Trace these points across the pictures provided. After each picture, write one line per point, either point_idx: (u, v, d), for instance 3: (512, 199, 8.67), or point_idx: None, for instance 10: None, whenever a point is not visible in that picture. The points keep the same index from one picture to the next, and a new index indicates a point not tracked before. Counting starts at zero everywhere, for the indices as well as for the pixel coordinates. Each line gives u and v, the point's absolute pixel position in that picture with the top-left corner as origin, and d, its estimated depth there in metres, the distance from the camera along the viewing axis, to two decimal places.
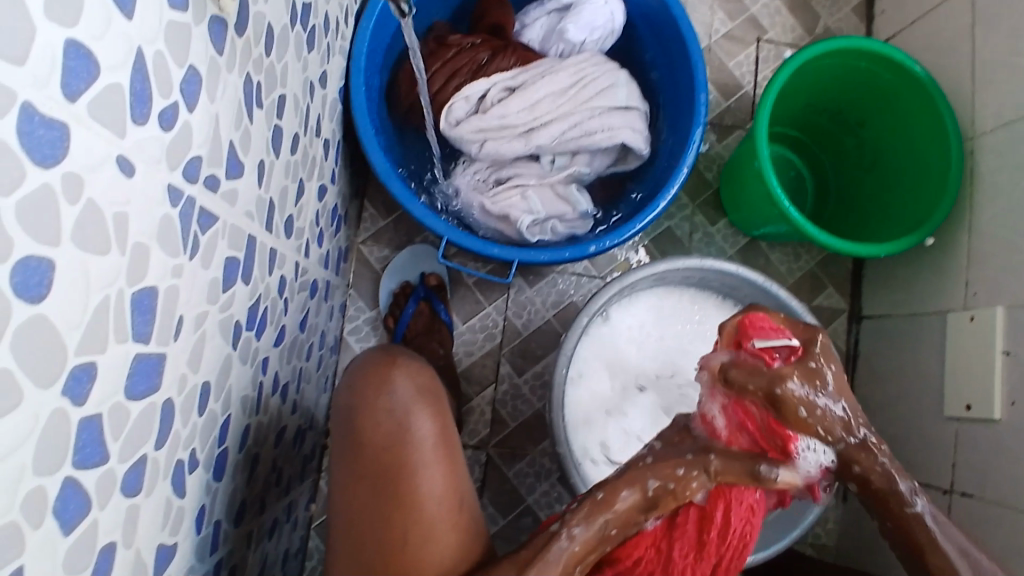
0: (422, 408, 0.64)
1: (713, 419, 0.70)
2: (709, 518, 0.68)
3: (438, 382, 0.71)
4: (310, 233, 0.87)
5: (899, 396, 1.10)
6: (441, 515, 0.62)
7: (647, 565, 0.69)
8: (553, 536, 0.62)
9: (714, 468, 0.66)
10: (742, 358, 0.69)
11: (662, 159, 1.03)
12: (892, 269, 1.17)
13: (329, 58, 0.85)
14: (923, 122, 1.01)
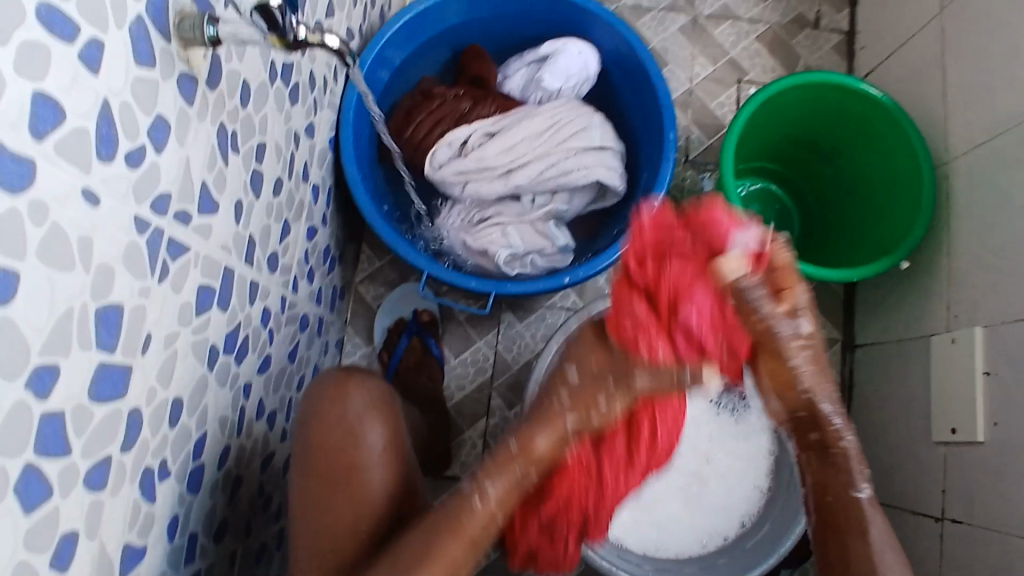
0: (373, 419, 0.73)
1: (634, 316, 0.64)
2: (638, 432, 0.77)
3: (388, 391, 0.79)
4: (299, 270, 0.94)
5: (890, 423, 1.10)
6: (384, 509, 0.72)
7: (580, 487, 0.75)
8: (466, 498, 0.67)
9: (637, 388, 0.64)
10: (701, 254, 0.62)
11: (637, 195, 1.08)
12: (881, 296, 1.17)
13: (316, 111, 0.94)
14: (893, 150, 1.04)
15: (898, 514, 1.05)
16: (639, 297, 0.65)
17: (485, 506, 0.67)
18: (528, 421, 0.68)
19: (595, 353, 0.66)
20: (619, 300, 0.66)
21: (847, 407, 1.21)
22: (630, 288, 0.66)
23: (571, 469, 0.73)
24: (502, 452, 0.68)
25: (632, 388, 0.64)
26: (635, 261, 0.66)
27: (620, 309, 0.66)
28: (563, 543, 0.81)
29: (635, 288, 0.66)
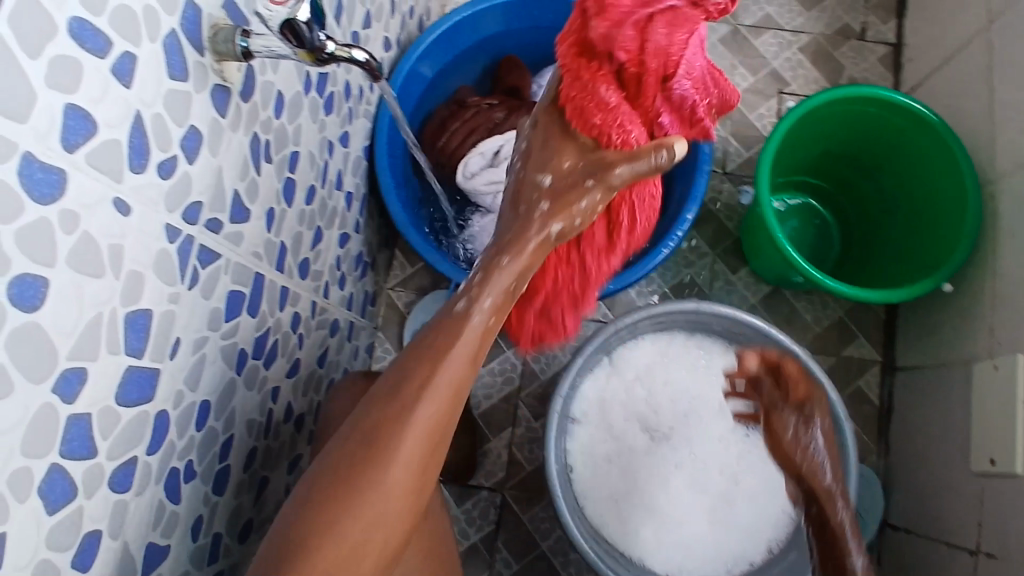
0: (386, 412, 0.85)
1: (609, 98, 0.70)
2: (620, 225, 0.78)
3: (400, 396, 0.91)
4: (331, 275, 0.95)
5: (927, 450, 1.07)
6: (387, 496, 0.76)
7: (563, 285, 0.77)
8: (461, 317, 0.61)
9: (617, 182, 0.66)
10: (665, 14, 0.69)
11: (671, 209, 1.07)
12: (924, 317, 1.14)
13: (351, 119, 0.95)
14: (932, 162, 1.02)
15: (935, 545, 1.01)
16: (611, 78, 0.71)
17: (480, 319, 0.61)
18: (499, 242, 0.65)
19: (565, 143, 0.70)
20: (573, 73, 0.71)
21: (885, 430, 1.18)
22: (590, 69, 0.71)
23: (549, 261, 0.75)
24: (485, 265, 0.63)
25: (607, 182, 0.66)
26: (609, 36, 0.69)
27: (582, 86, 0.71)
28: (563, 325, 0.79)
29: (600, 65, 0.71)
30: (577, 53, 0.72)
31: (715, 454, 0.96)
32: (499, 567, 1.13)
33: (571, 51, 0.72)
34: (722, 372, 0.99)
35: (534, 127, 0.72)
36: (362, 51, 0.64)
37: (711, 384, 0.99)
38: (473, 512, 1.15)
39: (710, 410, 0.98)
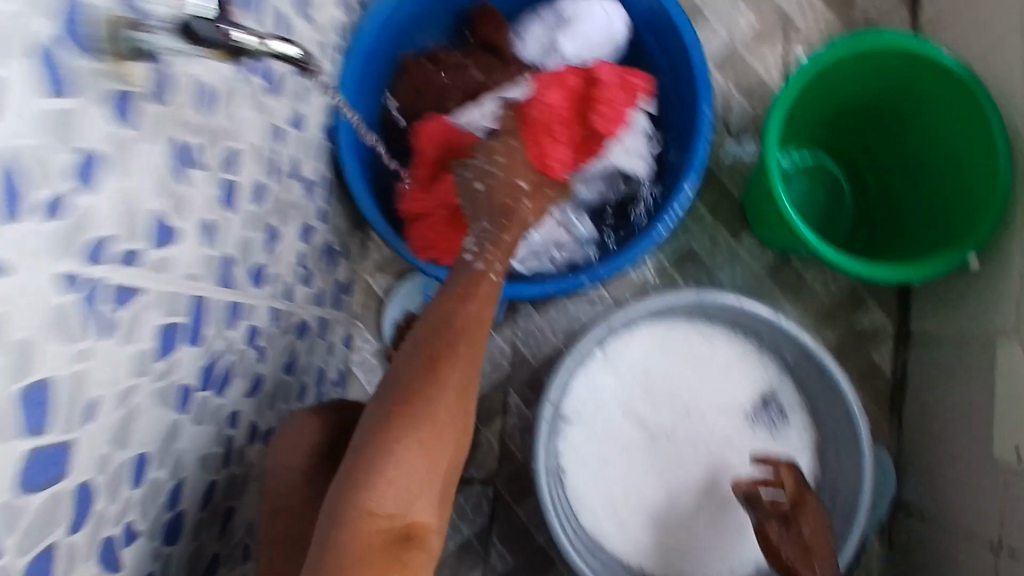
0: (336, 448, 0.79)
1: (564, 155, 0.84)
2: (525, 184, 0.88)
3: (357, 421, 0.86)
4: (292, 275, 0.85)
5: (944, 430, 1.01)
6: None
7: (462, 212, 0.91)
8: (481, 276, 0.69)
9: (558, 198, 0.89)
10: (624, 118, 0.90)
11: (669, 180, 0.97)
12: (943, 285, 1.05)
13: (305, 98, 0.83)
14: (920, 118, 0.97)
15: (952, 534, 0.96)
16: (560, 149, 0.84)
17: (494, 276, 0.70)
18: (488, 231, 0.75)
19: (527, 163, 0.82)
20: (531, 129, 0.84)
21: (898, 406, 1.11)
22: (547, 136, 0.84)
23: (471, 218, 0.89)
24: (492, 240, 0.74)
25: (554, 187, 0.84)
26: (597, 132, 0.88)
27: (531, 148, 0.83)
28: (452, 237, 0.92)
29: (557, 138, 0.84)
30: (544, 116, 0.85)
31: (719, 453, 0.90)
32: (494, 561, 1.09)
33: (537, 113, 0.85)
34: (725, 361, 0.92)
35: (502, 147, 0.83)
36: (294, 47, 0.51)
37: (714, 375, 0.91)
38: (466, 507, 1.10)
39: (712, 403, 0.91)
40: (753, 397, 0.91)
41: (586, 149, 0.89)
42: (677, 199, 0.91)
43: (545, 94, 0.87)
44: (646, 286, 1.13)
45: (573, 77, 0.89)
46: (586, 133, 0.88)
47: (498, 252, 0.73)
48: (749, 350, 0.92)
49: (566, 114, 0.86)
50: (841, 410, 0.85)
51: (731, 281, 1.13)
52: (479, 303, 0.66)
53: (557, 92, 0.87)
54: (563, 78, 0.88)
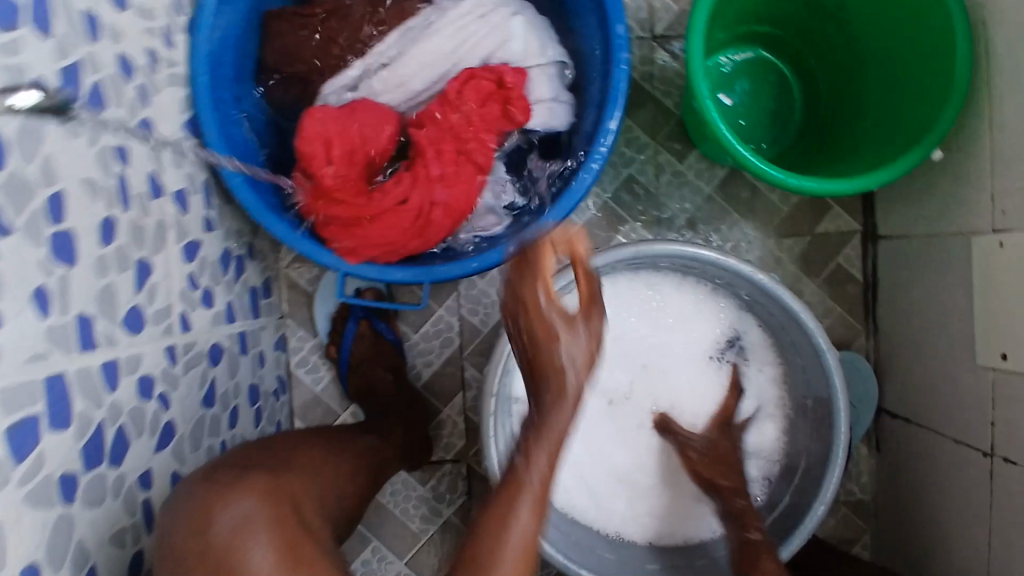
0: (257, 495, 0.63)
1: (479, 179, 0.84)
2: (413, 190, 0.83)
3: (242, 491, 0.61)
4: (185, 304, 0.75)
5: (923, 332, 0.95)
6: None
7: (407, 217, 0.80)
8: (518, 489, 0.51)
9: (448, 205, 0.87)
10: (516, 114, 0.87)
11: (591, 115, 0.86)
12: (909, 177, 0.96)
13: (149, 99, 0.70)
14: (867, 37, 0.89)
15: (938, 439, 0.92)
16: (470, 170, 0.83)
17: (539, 481, 0.51)
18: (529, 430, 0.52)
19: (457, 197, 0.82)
20: (440, 148, 0.82)
21: (871, 308, 1.05)
22: (461, 157, 0.83)
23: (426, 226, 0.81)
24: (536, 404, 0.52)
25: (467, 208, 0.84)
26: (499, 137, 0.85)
27: (439, 170, 0.81)
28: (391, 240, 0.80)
29: (472, 159, 0.83)
30: (455, 132, 0.83)
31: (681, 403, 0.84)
32: None
33: (446, 127, 0.83)
34: (675, 307, 0.85)
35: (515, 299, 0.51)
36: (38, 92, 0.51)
37: (665, 326, 0.85)
38: (440, 489, 1.05)
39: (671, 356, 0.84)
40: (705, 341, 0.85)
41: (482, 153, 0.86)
42: (602, 138, 0.79)
43: (459, 99, 0.82)
44: (592, 228, 1.04)
45: (487, 73, 0.83)
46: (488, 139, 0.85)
47: (547, 452, 0.51)
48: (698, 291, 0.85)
49: (481, 123, 0.83)
50: (806, 345, 0.78)
51: (681, 207, 1.04)
52: (521, 528, 0.51)
53: (472, 98, 0.82)
54: (479, 83, 0.82)
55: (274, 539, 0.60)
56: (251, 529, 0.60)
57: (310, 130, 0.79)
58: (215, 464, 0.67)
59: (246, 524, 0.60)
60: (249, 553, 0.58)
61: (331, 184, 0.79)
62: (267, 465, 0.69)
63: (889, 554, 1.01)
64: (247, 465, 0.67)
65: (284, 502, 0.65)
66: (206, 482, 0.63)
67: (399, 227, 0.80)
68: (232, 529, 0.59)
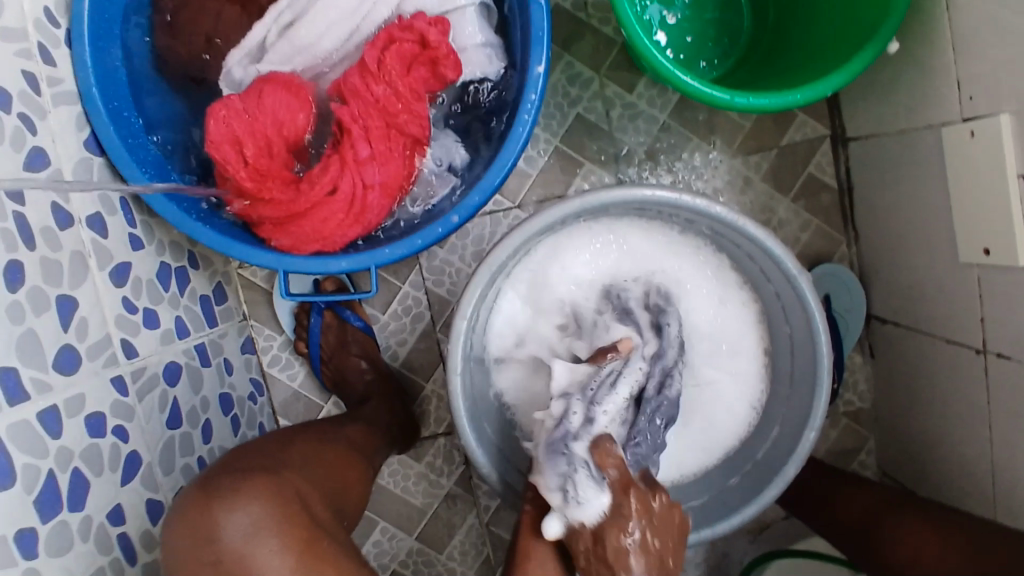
0: (262, 497, 0.60)
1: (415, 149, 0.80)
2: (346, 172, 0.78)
3: (249, 497, 0.60)
4: (126, 329, 0.73)
5: (904, 233, 0.91)
6: None
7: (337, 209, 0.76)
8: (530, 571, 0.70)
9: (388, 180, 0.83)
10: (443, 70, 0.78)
11: (520, 59, 0.80)
12: (871, 72, 0.90)
13: (36, 125, 0.66)
14: None
15: (932, 341, 0.89)
16: (405, 143, 0.79)
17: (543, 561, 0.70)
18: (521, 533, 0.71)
19: (393, 172, 0.78)
20: (367, 124, 0.76)
21: (850, 214, 1.01)
22: (392, 131, 0.77)
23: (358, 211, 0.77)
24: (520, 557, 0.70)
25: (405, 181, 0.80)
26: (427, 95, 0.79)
27: (369, 150, 0.77)
28: (321, 231, 0.77)
29: (405, 131, 0.78)
30: (381, 105, 0.77)
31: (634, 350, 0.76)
32: (484, 502, 1.03)
33: (371, 100, 0.76)
34: (639, 240, 0.80)
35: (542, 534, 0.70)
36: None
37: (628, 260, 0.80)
38: (437, 462, 1.04)
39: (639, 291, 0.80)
40: (673, 270, 0.80)
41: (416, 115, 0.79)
42: (531, 86, 0.74)
43: (382, 70, 0.76)
44: (547, 176, 0.99)
45: (408, 34, 0.76)
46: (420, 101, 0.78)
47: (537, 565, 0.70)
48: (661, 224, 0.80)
49: (410, 92, 0.77)
50: (778, 272, 0.74)
51: (636, 139, 0.99)
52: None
53: (397, 66, 0.76)
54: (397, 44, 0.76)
55: (288, 541, 0.59)
56: (264, 535, 0.58)
57: (217, 133, 0.74)
58: (210, 470, 0.64)
59: (258, 532, 0.58)
60: (264, 561, 0.57)
61: (254, 186, 0.75)
62: (266, 464, 0.66)
63: (893, 460, 1.00)
64: (248, 467, 0.65)
65: (292, 500, 0.63)
66: (210, 489, 0.60)
67: (334, 218, 0.76)
68: (246, 537, 0.58)
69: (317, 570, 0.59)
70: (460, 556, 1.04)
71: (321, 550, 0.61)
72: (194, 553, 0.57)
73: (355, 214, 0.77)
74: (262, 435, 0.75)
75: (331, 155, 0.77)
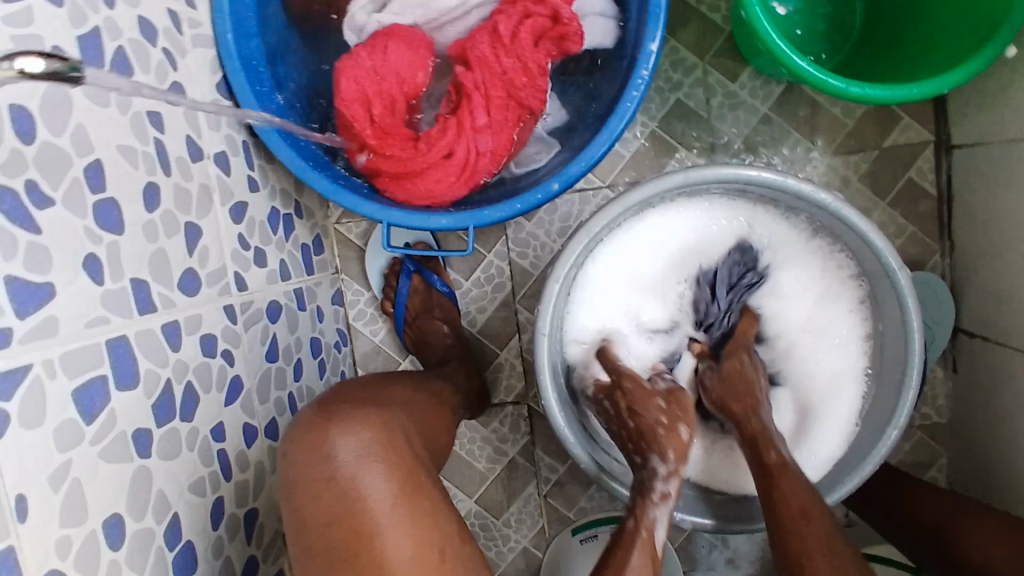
0: (367, 429, 0.64)
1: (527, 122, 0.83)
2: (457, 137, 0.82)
3: (357, 429, 0.64)
4: (237, 264, 0.77)
5: (1004, 244, 0.88)
6: (389, 515, 0.60)
7: (444, 171, 0.80)
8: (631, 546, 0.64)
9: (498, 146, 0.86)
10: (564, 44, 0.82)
11: (632, 35, 0.81)
12: (989, 75, 0.88)
13: (177, 60, 0.71)
14: None
15: (1021, 358, 0.86)
16: (521, 114, 0.81)
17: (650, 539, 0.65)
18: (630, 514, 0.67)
19: (504, 140, 0.81)
20: (489, 94, 0.79)
21: (947, 224, 0.99)
22: (511, 103, 0.80)
23: (465, 174, 0.80)
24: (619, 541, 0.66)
25: (515, 149, 0.83)
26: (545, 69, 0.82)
27: (486, 119, 0.80)
28: (430, 189, 0.80)
29: (523, 104, 0.81)
30: (507, 76, 0.79)
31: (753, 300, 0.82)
32: (544, 474, 1.05)
33: (497, 71, 0.79)
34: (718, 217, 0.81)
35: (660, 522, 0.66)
36: (39, 57, 0.38)
37: (705, 241, 0.81)
38: (503, 430, 1.06)
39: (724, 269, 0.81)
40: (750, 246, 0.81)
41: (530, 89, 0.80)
42: (643, 61, 0.75)
43: (514, 42, 0.79)
44: (640, 158, 1.00)
45: (542, 8, 0.80)
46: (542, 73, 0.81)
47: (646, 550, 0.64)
48: (740, 201, 0.80)
49: (536, 68, 0.80)
50: (876, 265, 0.74)
51: (734, 130, 0.99)
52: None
53: (527, 39, 0.79)
54: (529, 17, 0.80)
55: (391, 469, 0.62)
56: (369, 461, 0.62)
57: (348, 91, 0.79)
58: (324, 397, 0.68)
59: (364, 457, 0.62)
60: (370, 483, 0.61)
61: (376, 143, 0.80)
62: (373, 397, 0.71)
63: (967, 476, 0.97)
64: (354, 397, 0.69)
65: (394, 431, 0.66)
66: (322, 413, 0.65)
67: (445, 180, 0.80)
68: (354, 459, 0.62)
69: (416, 501, 0.62)
70: (516, 524, 1.05)
71: (420, 482, 0.64)
72: (306, 470, 0.61)
73: (463, 176, 0.80)
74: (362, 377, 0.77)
75: (448, 119, 0.81)
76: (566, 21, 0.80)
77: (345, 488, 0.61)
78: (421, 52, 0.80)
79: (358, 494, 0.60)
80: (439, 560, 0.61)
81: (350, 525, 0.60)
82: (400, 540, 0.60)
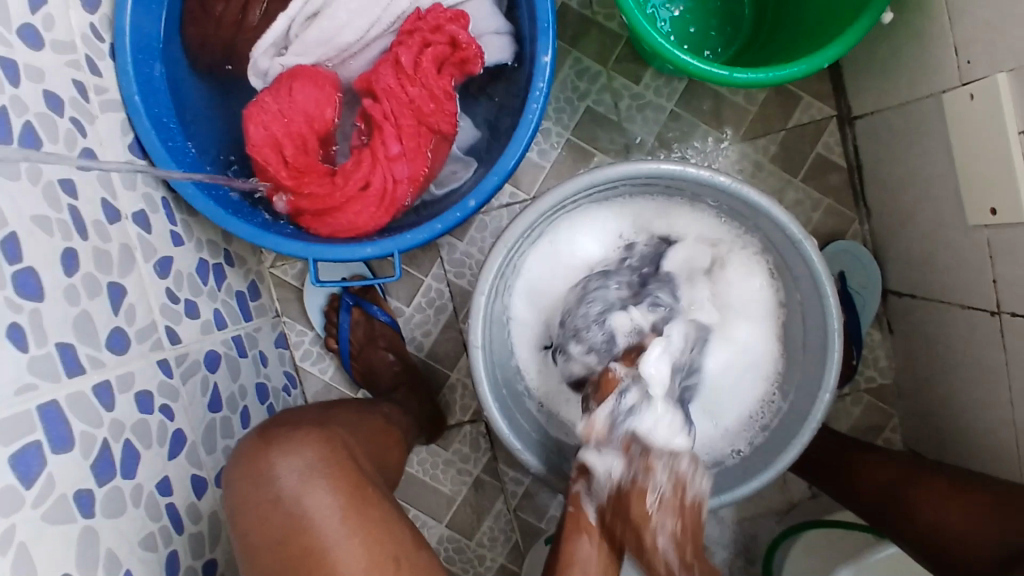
0: (308, 448, 0.66)
1: (439, 146, 0.85)
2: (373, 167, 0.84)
3: (299, 450, 0.65)
4: (168, 318, 0.78)
5: (914, 204, 0.92)
6: (338, 530, 0.62)
7: (362, 203, 0.81)
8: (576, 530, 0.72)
9: None
10: (465, 64, 0.84)
11: (528, 49, 0.84)
12: (873, 49, 0.93)
13: (85, 127, 0.72)
14: None
15: (948, 308, 0.90)
16: (433, 138, 0.83)
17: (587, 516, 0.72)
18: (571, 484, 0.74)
19: (419, 165, 0.83)
20: (399, 122, 0.81)
21: (860, 192, 1.03)
22: (422, 129, 0.82)
23: (384, 202, 0.82)
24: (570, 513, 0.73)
25: (432, 171, 0.85)
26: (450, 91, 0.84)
27: (399, 147, 0.81)
28: (352, 220, 0.82)
29: (434, 129, 0.83)
30: (414, 105, 0.81)
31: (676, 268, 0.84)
32: (511, 488, 1.06)
33: (405, 101, 0.81)
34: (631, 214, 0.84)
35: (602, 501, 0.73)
36: None
37: (620, 236, 0.85)
38: (464, 450, 1.06)
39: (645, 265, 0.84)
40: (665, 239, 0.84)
41: (437, 115, 0.82)
42: (539, 74, 0.79)
43: (418, 71, 0.81)
44: (560, 167, 1.02)
45: (439, 36, 0.82)
46: (447, 95, 0.83)
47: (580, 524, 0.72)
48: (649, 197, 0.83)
49: (443, 93, 0.82)
50: (784, 238, 0.77)
51: (645, 129, 1.02)
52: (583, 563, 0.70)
53: (430, 67, 0.81)
54: (428, 44, 0.82)
55: (337, 484, 0.64)
56: (314, 478, 0.63)
57: (258, 137, 0.80)
58: (266, 423, 0.70)
59: (308, 476, 0.63)
60: (316, 500, 0.62)
61: (294, 183, 0.81)
62: (314, 419, 0.72)
63: (917, 431, 1.00)
64: (298, 421, 0.70)
65: (338, 449, 0.68)
66: (263, 440, 0.66)
67: (366, 211, 0.82)
68: (297, 480, 0.63)
69: (364, 512, 0.64)
70: (489, 543, 1.06)
71: (367, 494, 0.65)
72: (254, 495, 0.63)
73: (385, 203, 0.82)
74: (309, 405, 0.79)
75: (363, 151, 0.83)
76: (466, 43, 0.82)
77: (291, 510, 0.62)
78: (325, 90, 0.82)
79: (305, 514, 0.62)
80: (394, 570, 0.62)
81: (300, 545, 0.61)
82: (351, 556, 0.61)
